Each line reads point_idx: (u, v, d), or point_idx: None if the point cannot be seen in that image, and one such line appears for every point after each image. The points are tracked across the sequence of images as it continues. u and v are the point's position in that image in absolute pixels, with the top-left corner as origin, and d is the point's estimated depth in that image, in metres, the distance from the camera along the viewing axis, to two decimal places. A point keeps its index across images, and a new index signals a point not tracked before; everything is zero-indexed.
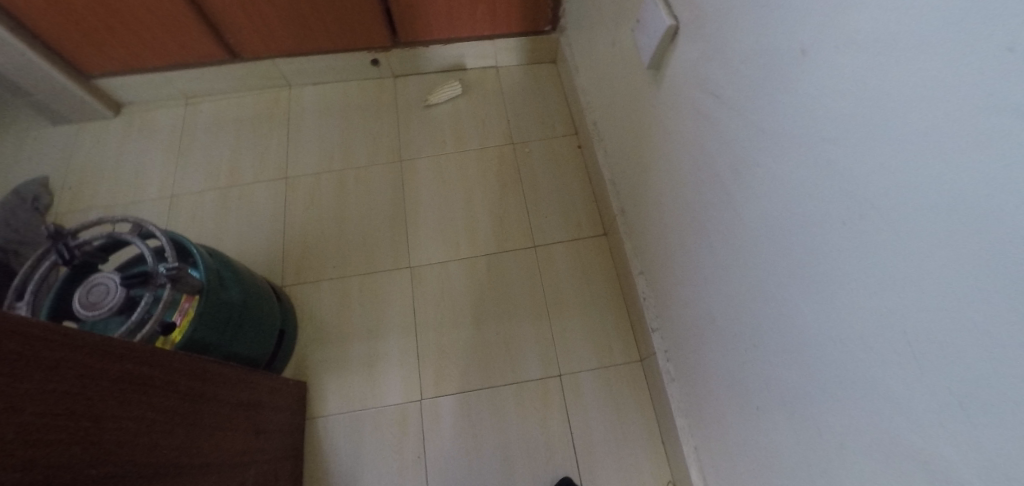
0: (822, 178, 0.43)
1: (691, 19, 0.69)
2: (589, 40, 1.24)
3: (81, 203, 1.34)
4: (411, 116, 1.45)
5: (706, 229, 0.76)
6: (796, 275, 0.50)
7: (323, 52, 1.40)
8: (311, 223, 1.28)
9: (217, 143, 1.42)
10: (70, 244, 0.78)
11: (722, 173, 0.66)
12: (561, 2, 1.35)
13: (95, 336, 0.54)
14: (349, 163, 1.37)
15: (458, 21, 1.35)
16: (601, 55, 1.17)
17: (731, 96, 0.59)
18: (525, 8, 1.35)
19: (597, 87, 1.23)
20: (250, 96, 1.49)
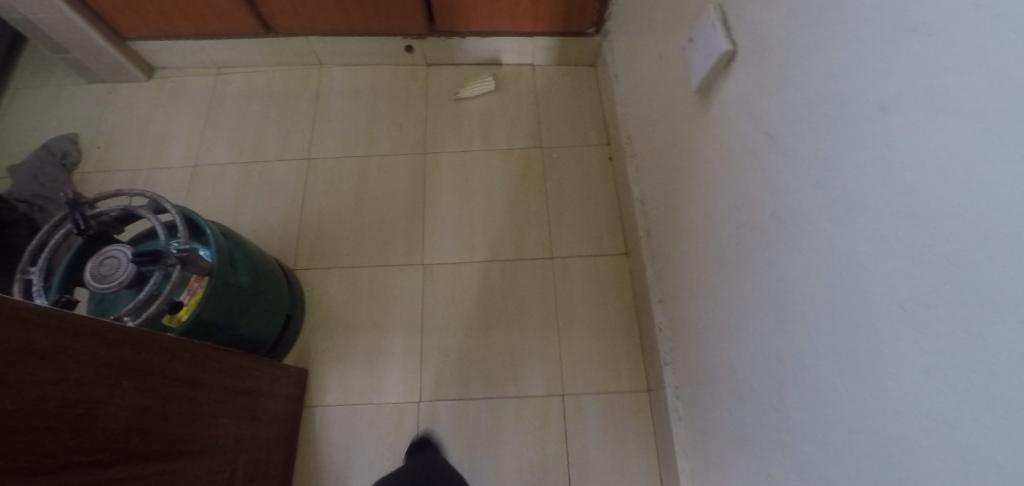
0: (877, 250, 0.37)
1: (751, 47, 0.63)
2: (633, 48, 1.17)
3: (108, 164, 1.35)
4: (440, 107, 1.41)
5: (738, 273, 0.70)
6: (833, 348, 0.45)
7: (358, 33, 1.37)
8: (329, 208, 1.26)
9: (244, 116, 1.42)
10: (87, 213, 0.77)
11: (766, 219, 0.60)
12: (608, 4, 1.28)
13: (94, 319, 0.52)
14: (372, 150, 1.35)
15: (498, 15, 1.30)
16: (644, 66, 1.11)
17: (783, 142, 0.54)
18: (569, 7, 1.29)
19: (637, 99, 1.17)
20: (281, 71, 1.47)
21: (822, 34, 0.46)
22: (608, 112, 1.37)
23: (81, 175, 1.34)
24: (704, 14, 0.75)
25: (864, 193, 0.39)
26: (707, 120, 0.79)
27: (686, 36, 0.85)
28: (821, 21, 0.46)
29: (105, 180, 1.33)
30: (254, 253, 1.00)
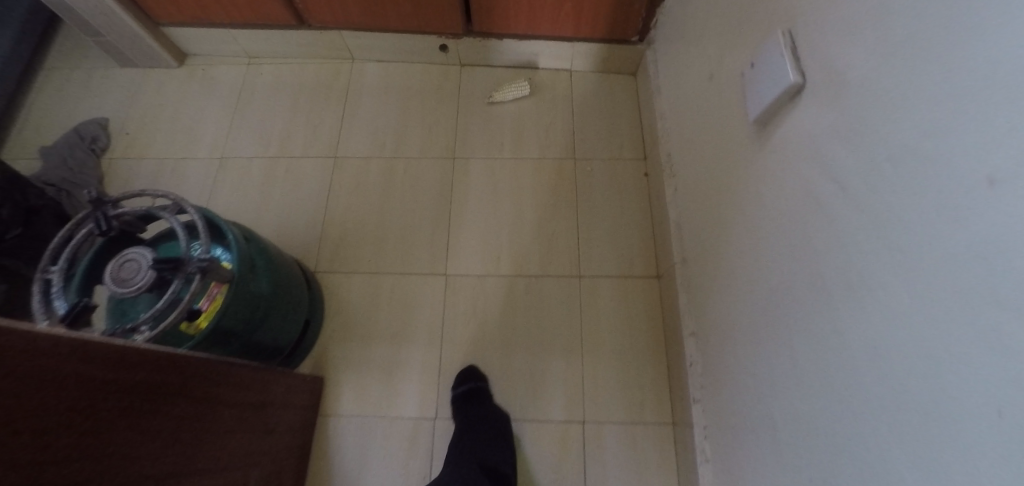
0: (975, 348, 0.32)
1: (823, 81, 0.56)
2: (681, 61, 1.10)
3: (137, 150, 1.35)
4: (472, 111, 1.36)
5: (787, 325, 0.65)
6: (904, 439, 0.40)
7: (392, 30, 1.33)
8: (354, 208, 1.24)
9: (273, 108, 1.39)
10: (109, 214, 0.76)
11: (825, 277, 0.53)
12: (656, 12, 1.21)
13: (108, 344, 0.49)
14: (400, 152, 1.31)
15: (538, 18, 1.24)
16: (691, 83, 1.04)
17: (858, 192, 0.47)
18: (614, 13, 1.22)
19: (680, 116, 1.11)
20: (312, 64, 1.44)
21: (909, 82, 0.40)
22: (646, 126, 1.31)
23: (110, 160, 1.34)
24: (769, 40, 0.69)
25: (960, 272, 0.34)
26: (762, 154, 0.73)
27: (744, 59, 0.78)
28: (911, 68, 0.40)
29: (134, 167, 1.32)
30: (276, 256, 0.98)
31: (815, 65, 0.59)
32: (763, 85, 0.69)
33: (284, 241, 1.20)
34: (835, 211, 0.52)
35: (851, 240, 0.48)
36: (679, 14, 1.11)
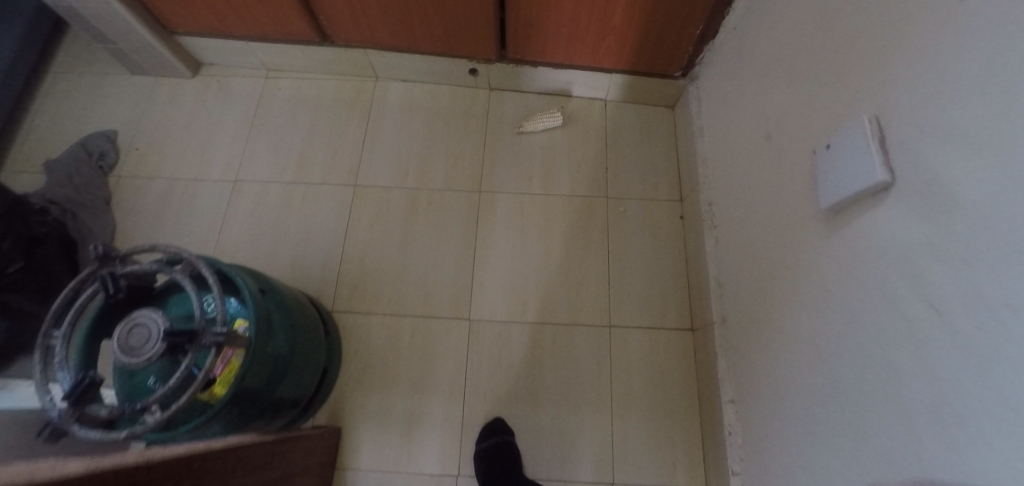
0: None
1: (918, 185, 0.51)
2: (729, 107, 1.04)
3: (147, 168, 1.28)
4: (500, 140, 1.29)
5: (848, 436, 0.61)
6: None
7: (421, 52, 1.26)
8: (374, 245, 1.19)
9: (290, 128, 1.32)
10: (118, 274, 0.72)
11: (911, 412, 0.50)
12: (703, 49, 1.14)
13: (122, 465, 0.44)
14: (424, 182, 1.25)
15: (577, 48, 1.17)
16: (738, 135, 0.98)
17: (963, 334, 0.43)
18: (659, 48, 1.15)
19: (724, 165, 1.04)
20: (333, 81, 1.37)
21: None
22: (684, 165, 1.24)
23: (118, 178, 1.27)
24: (852, 119, 0.63)
25: None
26: (828, 241, 0.67)
27: (813, 130, 0.72)
28: None
29: (144, 186, 1.26)
30: (291, 305, 0.94)
31: (909, 165, 0.52)
32: (837, 168, 0.63)
33: (299, 279, 1.16)
34: (940, 347, 0.46)
35: (962, 387, 0.43)
36: (733, 55, 1.04)
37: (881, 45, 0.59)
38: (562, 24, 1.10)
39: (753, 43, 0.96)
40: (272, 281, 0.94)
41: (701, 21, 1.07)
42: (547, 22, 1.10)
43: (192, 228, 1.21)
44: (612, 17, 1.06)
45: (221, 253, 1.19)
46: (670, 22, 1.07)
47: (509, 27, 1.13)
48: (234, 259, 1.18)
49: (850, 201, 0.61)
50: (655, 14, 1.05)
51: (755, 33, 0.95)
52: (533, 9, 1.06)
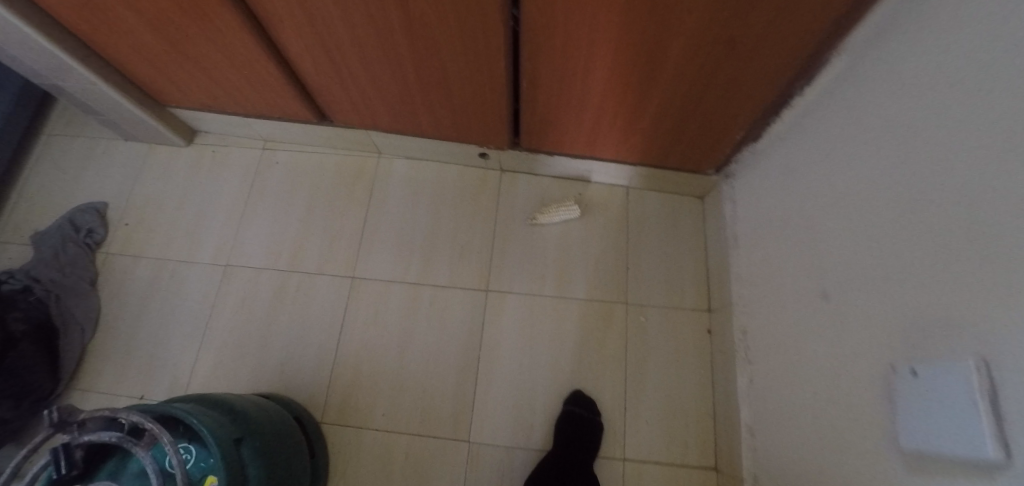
0: None
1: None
2: (771, 230, 0.91)
3: (135, 246, 1.20)
4: (509, 230, 1.19)
5: None
6: None
7: (427, 136, 1.15)
8: (369, 347, 1.09)
9: (288, 208, 1.24)
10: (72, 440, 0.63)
11: None
12: (741, 152, 1.02)
13: None
14: (427, 277, 1.15)
15: (599, 142, 1.06)
16: (783, 270, 0.86)
17: None
18: (693, 146, 1.02)
19: (762, 296, 0.92)
20: (334, 155, 1.28)
21: None
22: (713, 271, 1.11)
23: (106, 255, 1.19)
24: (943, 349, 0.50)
25: None
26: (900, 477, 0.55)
27: (885, 326, 0.59)
28: None
29: (131, 267, 1.18)
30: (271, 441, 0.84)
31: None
32: (926, 412, 0.50)
33: (286, 384, 1.06)
34: None
35: None
36: (780, 170, 0.91)
37: (975, 274, 0.46)
38: (584, 120, 0.99)
39: (805, 168, 0.83)
40: (252, 414, 0.84)
41: (741, 126, 0.95)
42: (568, 116, 0.98)
43: (177, 319, 1.13)
44: (642, 114, 0.94)
45: (207, 349, 1.10)
46: (706, 125, 0.95)
47: (525, 120, 1.01)
48: (219, 358, 1.09)
49: (938, 456, 0.48)
50: (691, 116, 0.93)
51: (806, 157, 0.83)
52: (553, 104, 0.95)
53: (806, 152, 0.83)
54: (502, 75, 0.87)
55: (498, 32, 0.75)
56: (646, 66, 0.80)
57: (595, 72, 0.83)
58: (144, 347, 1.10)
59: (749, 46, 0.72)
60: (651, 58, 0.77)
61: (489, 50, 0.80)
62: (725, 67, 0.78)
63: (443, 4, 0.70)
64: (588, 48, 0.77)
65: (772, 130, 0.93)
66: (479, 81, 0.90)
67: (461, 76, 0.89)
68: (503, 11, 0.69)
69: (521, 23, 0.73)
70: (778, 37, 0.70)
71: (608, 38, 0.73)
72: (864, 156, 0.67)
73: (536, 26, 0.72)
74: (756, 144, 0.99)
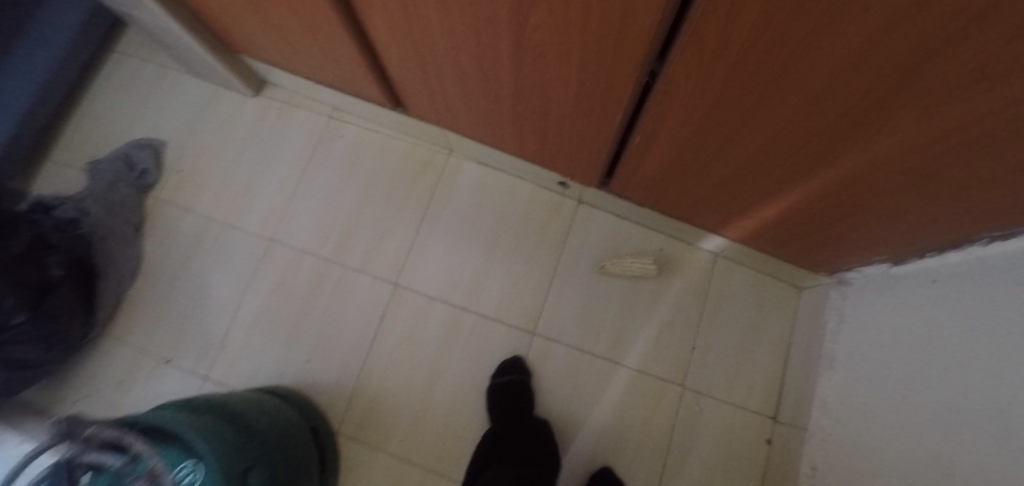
0: None
1: None
2: (870, 373, 0.78)
3: (185, 196, 1.18)
4: (573, 272, 1.07)
5: None
6: None
7: (506, 151, 1.03)
8: (399, 366, 1.03)
9: (342, 192, 1.16)
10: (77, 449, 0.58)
11: None
12: (868, 269, 0.84)
13: None
14: (472, 302, 1.06)
15: (701, 210, 0.91)
16: (872, 427, 0.73)
17: None
18: (812, 247, 0.85)
19: (836, 440, 0.80)
20: (401, 142, 1.19)
21: None
22: (791, 379, 0.98)
23: (155, 200, 1.18)
24: None
25: None
26: None
27: None
28: None
29: (178, 218, 1.17)
30: (277, 460, 0.79)
31: None
32: None
33: (310, 383, 1.02)
34: None
35: None
36: (916, 314, 0.72)
37: None
38: (694, 189, 0.83)
39: (947, 327, 0.66)
40: (259, 422, 0.81)
41: (880, 253, 0.77)
42: (675, 181, 0.83)
43: (214, 284, 1.12)
44: (764, 203, 0.78)
45: (240, 324, 1.08)
46: (835, 238, 0.78)
47: (622, 169, 0.87)
48: (250, 337, 1.07)
49: None
50: (824, 224, 0.75)
51: (943, 310, 0.67)
52: (661, 166, 0.80)
53: (950, 305, 0.66)
54: (614, 124, 0.72)
55: (624, 84, 0.60)
56: (796, 167, 0.63)
57: (727, 154, 0.67)
58: (180, 306, 1.10)
59: (939, 198, 0.54)
60: (808, 162, 0.60)
61: (608, 97, 0.65)
62: (896, 203, 0.60)
63: (568, 42, 0.55)
64: (730, 130, 0.61)
65: (922, 261, 0.74)
66: (583, 121, 0.76)
67: (563, 110, 0.75)
68: (642, 67, 0.55)
69: (655, 86, 0.57)
70: (989, 206, 0.51)
71: (762, 128, 0.57)
72: (1019, 358, 0.51)
73: (674, 94, 0.57)
74: (892, 266, 0.80)
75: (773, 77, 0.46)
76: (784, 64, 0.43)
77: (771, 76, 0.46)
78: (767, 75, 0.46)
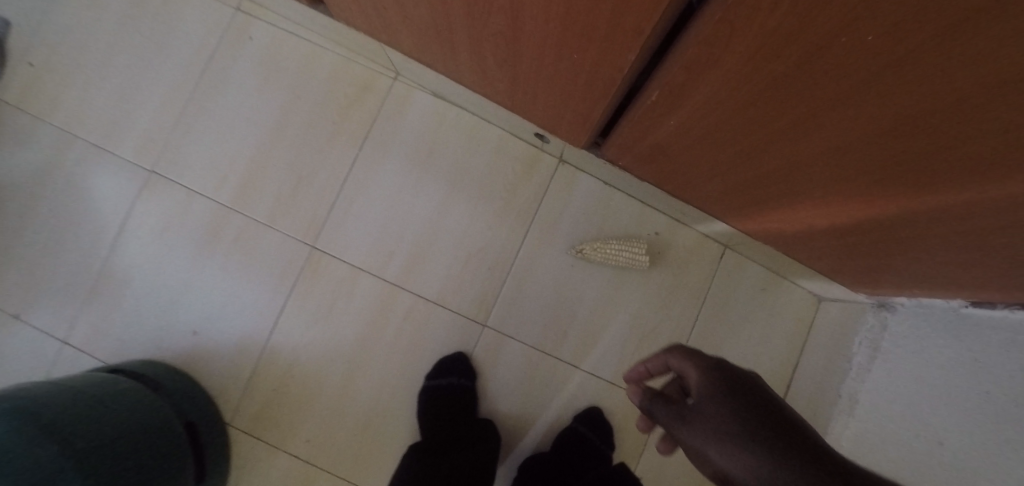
0: None
1: None
2: (903, 436, 0.59)
3: (37, 101, 0.88)
4: (543, 251, 0.82)
5: None
6: None
7: (466, 86, 0.74)
8: (312, 353, 0.81)
9: (249, 118, 0.87)
10: None
11: None
12: (929, 302, 0.62)
13: None
14: (408, 279, 0.82)
15: (727, 198, 0.66)
16: None
17: None
18: (866, 266, 0.63)
19: None
20: (332, 55, 0.88)
21: None
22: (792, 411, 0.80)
23: None
24: None
25: None
26: None
27: None
28: None
29: (28, 130, 0.88)
30: (104, 446, 0.60)
31: None
32: None
33: (198, 363, 0.81)
34: None
35: None
36: (986, 382, 0.51)
37: None
38: (727, 170, 0.58)
39: None
40: (85, 423, 0.61)
41: (967, 293, 0.54)
42: (704, 156, 0.57)
43: (77, 224, 0.86)
44: (817, 206, 0.55)
45: (111, 279, 0.84)
46: (914, 263, 0.55)
47: (626, 132, 0.61)
48: (122, 296, 0.84)
49: None
50: (899, 246, 0.53)
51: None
52: (685, 135, 0.54)
53: None
54: (624, 63, 0.45)
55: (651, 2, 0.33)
56: (910, 170, 0.38)
57: (803, 131, 0.42)
58: (33, 249, 0.85)
59: None
60: (925, 168, 0.37)
61: (616, 19, 0.38)
62: None
63: None
64: (812, 99, 0.36)
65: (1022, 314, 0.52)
66: (572, 53, 0.48)
67: (541, 34, 0.47)
68: None
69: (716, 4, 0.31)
70: None
71: (870, 107, 0.33)
72: None
73: (738, 29, 0.31)
74: (969, 305, 0.58)
75: (942, 34, 0.22)
76: (977, 20, 0.19)
77: (937, 32, 0.22)
78: (928, 29, 0.22)
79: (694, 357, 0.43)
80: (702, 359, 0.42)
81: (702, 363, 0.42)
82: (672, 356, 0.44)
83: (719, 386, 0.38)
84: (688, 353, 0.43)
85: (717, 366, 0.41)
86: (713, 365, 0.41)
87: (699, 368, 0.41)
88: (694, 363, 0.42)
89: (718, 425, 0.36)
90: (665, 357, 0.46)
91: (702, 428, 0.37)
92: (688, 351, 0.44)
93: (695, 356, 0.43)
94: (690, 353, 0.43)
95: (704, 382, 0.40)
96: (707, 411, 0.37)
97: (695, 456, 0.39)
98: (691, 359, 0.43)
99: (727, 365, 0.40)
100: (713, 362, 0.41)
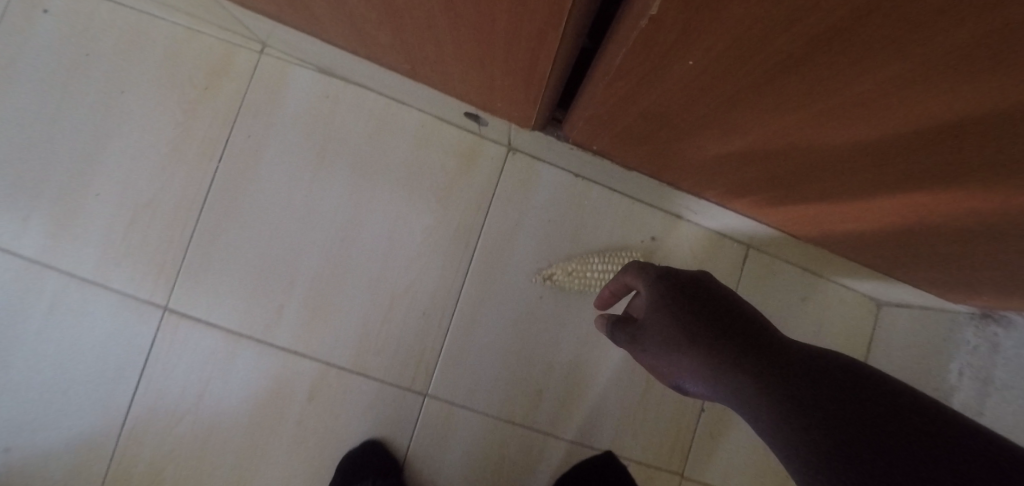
0: None
1: None
2: None
3: None
4: (498, 282, 0.58)
5: None
6: None
7: (350, 54, 0.48)
8: (182, 462, 0.56)
9: (52, 128, 0.59)
10: None
11: None
12: None
13: None
14: (310, 341, 0.57)
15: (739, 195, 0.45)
16: None
17: None
18: (987, 277, 0.40)
19: None
20: (164, 24, 0.60)
21: None
22: None
23: None
24: None
25: None
26: None
27: None
28: None
29: None
30: None
31: None
32: None
33: None
34: None
35: None
36: None
37: None
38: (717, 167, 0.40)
39: None
40: None
41: None
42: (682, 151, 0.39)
43: None
44: (801, 212, 0.43)
45: None
46: None
47: (591, 105, 0.37)
48: None
49: None
50: None
51: None
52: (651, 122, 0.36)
53: None
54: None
55: None
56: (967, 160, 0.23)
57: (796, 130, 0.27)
58: None
59: None
60: (920, 169, 0.27)
61: None
62: None
63: None
64: (749, 98, 0.26)
65: None
66: None
67: None
68: None
69: None
70: None
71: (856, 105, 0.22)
72: None
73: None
74: None
75: None
76: None
77: None
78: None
79: (643, 269, 0.37)
80: (649, 272, 0.36)
81: (647, 274, 0.36)
82: (624, 274, 0.39)
83: (661, 296, 0.33)
84: (635, 266, 0.38)
85: (664, 273, 0.35)
86: (661, 274, 0.35)
87: (645, 279, 0.36)
88: (643, 278, 0.37)
89: (664, 344, 0.32)
90: (619, 276, 0.40)
91: (652, 345, 0.34)
92: (637, 263, 0.38)
93: (644, 269, 0.37)
94: (639, 268, 0.38)
95: (652, 295, 0.35)
96: (655, 327, 0.33)
97: (659, 371, 0.35)
98: (640, 272, 0.38)
99: (673, 271, 0.35)
100: (660, 270, 0.36)
